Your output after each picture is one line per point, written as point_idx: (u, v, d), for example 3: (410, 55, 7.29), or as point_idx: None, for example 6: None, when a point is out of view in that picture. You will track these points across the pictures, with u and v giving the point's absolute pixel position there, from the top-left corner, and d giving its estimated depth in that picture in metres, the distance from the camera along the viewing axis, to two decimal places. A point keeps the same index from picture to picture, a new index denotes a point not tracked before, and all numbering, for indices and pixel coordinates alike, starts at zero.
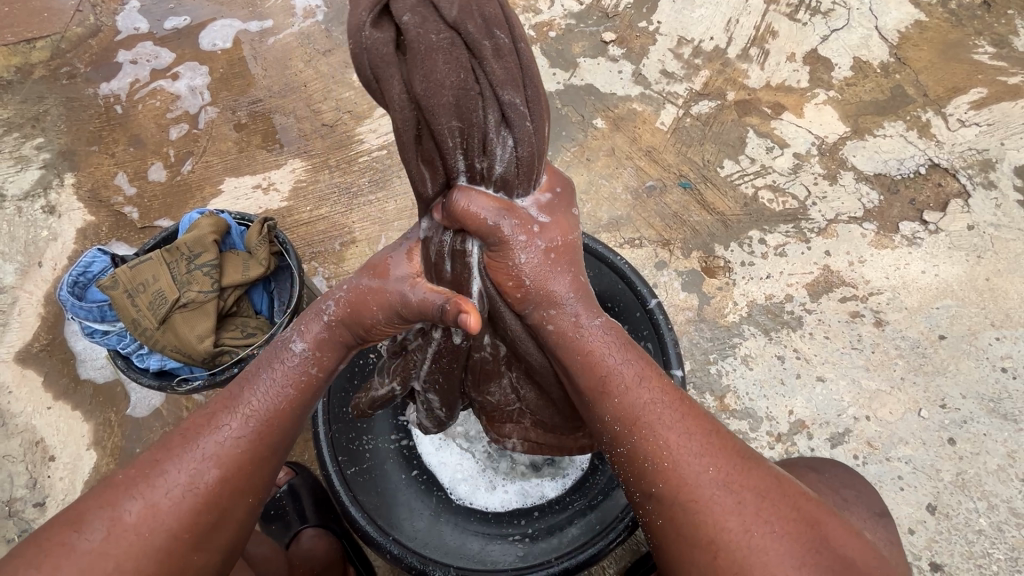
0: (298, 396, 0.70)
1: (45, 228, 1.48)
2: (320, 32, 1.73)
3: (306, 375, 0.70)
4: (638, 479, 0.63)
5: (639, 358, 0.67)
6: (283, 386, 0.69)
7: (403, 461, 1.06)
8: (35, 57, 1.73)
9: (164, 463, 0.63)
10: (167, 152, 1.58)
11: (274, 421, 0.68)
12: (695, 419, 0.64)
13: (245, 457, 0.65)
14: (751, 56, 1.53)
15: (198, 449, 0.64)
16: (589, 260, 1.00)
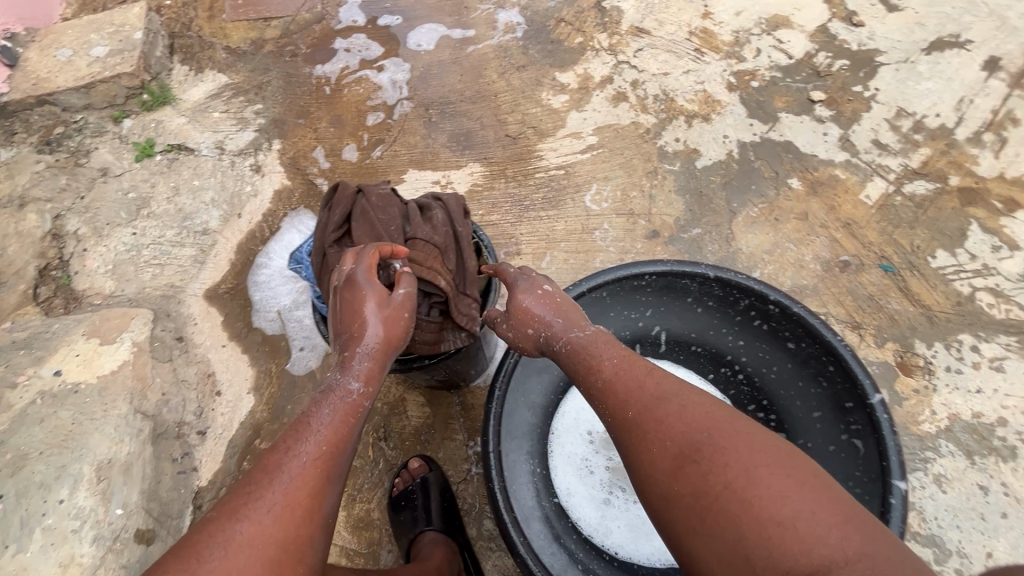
0: (351, 415, 0.74)
1: (249, 185, 1.63)
2: (518, 47, 1.81)
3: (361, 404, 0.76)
4: (662, 481, 0.67)
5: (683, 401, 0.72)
6: (341, 413, 0.74)
7: (545, 489, 1.08)
8: (268, 33, 1.95)
9: (262, 490, 0.65)
10: (362, 136, 1.70)
11: (341, 438, 0.72)
12: (758, 442, 0.65)
13: (322, 474, 0.68)
14: (985, 142, 1.38)
15: (286, 470, 0.66)
16: (796, 330, 0.97)
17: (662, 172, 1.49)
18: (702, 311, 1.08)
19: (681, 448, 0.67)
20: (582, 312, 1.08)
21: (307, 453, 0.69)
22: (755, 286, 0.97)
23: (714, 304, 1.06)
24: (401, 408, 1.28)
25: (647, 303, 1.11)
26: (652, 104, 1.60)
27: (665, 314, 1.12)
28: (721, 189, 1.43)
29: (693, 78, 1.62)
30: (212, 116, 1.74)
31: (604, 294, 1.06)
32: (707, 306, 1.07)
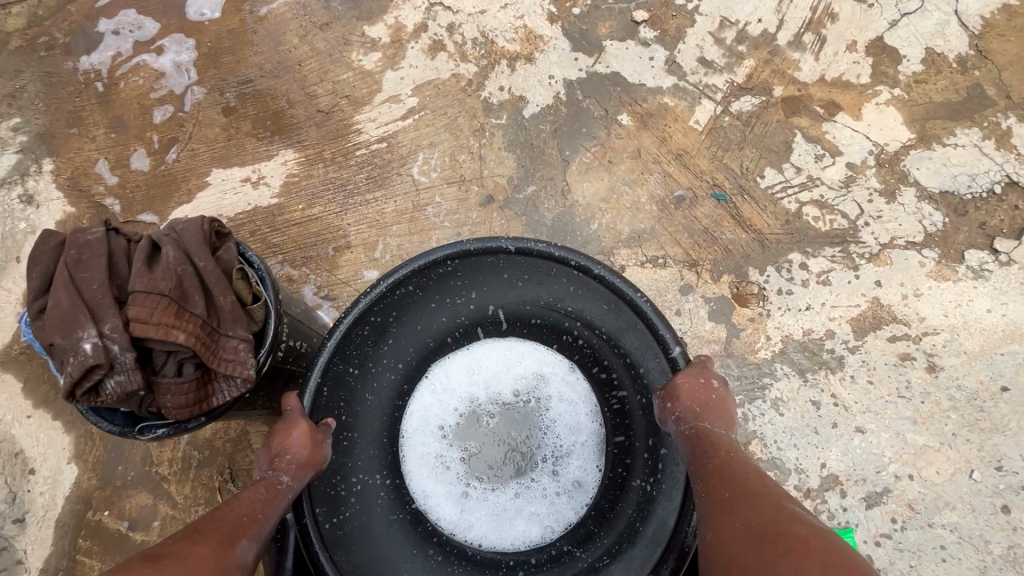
0: (268, 491, 0.80)
1: (22, 220, 1.37)
2: (317, 2, 1.57)
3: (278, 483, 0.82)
4: (731, 551, 0.64)
5: (755, 496, 0.69)
6: (258, 490, 0.80)
7: (393, 502, 1.01)
8: (11, 25, 1.60)
9: (183, 531, 0.69)
10: (150, 138, 1.45)
11: (256, 502, 0.78)
12: (808, 537, 0.61)
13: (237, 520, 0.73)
14: (805, 44, 1.33)
15: (204, 519, 0.72)
16: (604, 292, 0.96)
17: (490, 128, 1.36)
18: (523, 284, 1.03)
19: (750, 530, 0.64)
20: (395, 310, 0.99)
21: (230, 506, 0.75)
22: (556, 253, 0.93)
23: (530, 275, 1.01)
24: (246, 441, 1.21)
25: (467, 287, 1.03)
26: (471, 50, 1.44)
27: (489, 294, 1.05)
28: (552, 138, 1.33)
29: (511, 13, 1.45)
30: None
31: (412, 286, 0.98)
32: (527, 279, 1.02)
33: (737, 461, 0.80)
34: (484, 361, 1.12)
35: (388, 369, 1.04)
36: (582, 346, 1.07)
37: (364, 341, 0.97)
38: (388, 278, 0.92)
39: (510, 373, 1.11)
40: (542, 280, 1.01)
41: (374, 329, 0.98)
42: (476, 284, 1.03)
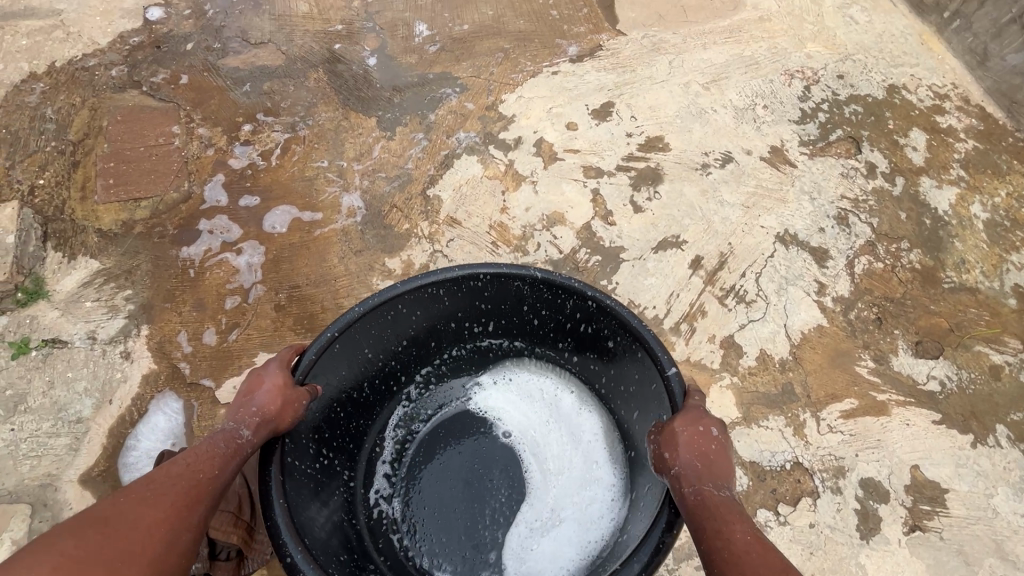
0: (225, 450, 1.25)
1: (119, 371, 1.93)
2: (357, 232, 2.21)
3: (239, 437, 1.27)
4: (707, 538, 1.12)
5: (718, 507, 1.17)
6: (221, 442, 1.26)
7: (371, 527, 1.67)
8: (137, 214, 2.23)
9: (161, 476, 1.15)
10: (220, 320, 2.04)
11: (217, 458, 1.23)
12: (751, 538, 1.10)
13: (199, 471, 1.19)
14: (681, 331, 1.93)
15: (180, 466, 1.18)
16: (612, 325, 1.58)
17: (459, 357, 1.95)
18: (530, 307, 1.74)
19: (714, 528, 1.13)
20: (416, 307, 1.67)
21: (197, 459, 1.21)
22: (580, 284, 1.55)
23: (538, 301, 1.70)
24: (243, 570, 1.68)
25: (494, 298, 1.73)
26: None
27: (506, 308, 1.76)
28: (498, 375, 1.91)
29: None
30: (84, 305, 2.01)
31: (439, 292, 1.65)
32: (539, 307, 1.72)
33: (711, 475, 1.26)
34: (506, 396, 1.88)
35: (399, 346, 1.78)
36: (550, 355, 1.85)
37: (382, 322, 1.64)
38: (433, 280, 1.58)
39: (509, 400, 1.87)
40: (553, 310, 1.70)
41: (395, 314, 1.64)
42: (500, 298, 1.73)
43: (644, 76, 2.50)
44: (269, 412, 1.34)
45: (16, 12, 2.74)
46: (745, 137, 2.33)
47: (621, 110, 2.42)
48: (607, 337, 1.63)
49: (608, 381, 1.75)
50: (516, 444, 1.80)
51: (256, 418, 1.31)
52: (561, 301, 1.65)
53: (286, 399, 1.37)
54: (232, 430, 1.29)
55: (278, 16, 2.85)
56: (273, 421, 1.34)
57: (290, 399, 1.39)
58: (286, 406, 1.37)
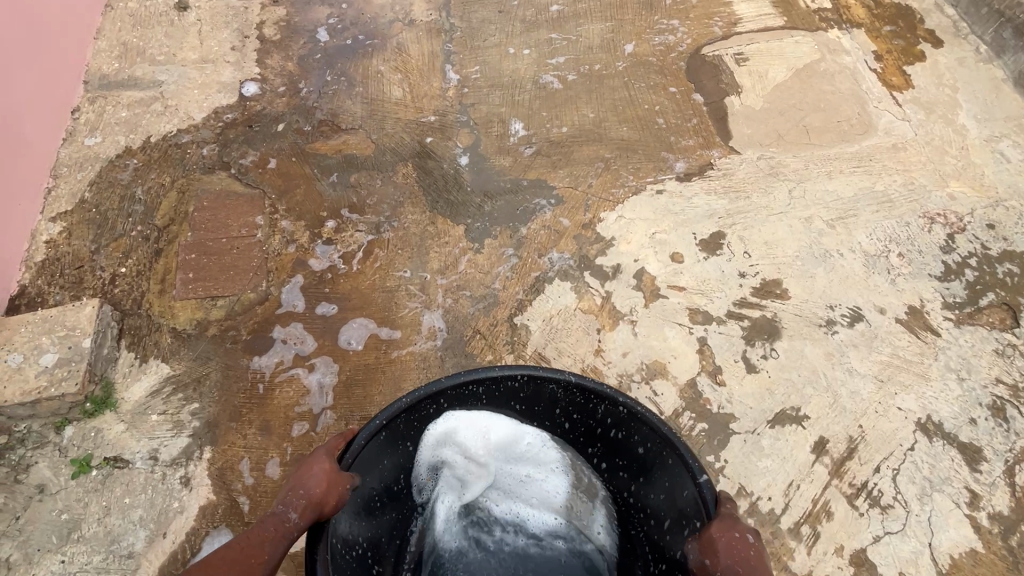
0: (272, 536, 1.10)
1: (176, 500, 1.80)
2: (436, 359, 2.04)
3: (288, 521, 1.11)
4: None
5: None
6: (271, 529, 1.11)
7: None
8: (213, 314, 2.15)
9: (205, 573, 1.03)
10: (285, 448, 1.90)
11: (263, 549, 1.09)
12: None
13: (246, 568, 1.06)
14: (802, 534, 1.66)
15: (223, 559, 1.05)
16: (640, 428, 1.39)
17: None
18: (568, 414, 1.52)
19: None
20: (456, 403, 1.47)
21: (244, 548, 1.08)
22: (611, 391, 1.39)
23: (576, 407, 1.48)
24: None
25: (527, 401, 1.52)
26: None
27: (537, 414, 1.54)
28: None
29: None
30: (150, 418, 1.91)
31: (479, 390, 1.45)
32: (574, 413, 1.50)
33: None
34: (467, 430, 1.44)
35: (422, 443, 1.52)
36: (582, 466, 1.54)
37: (419, 417, 1.43)
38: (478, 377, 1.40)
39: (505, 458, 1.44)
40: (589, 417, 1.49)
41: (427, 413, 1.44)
42: (534, 401, 1.51)
43: (759, 205, 2.27)
44: (319, 493, 1.16)
45: (121, 82, 2.78)
46: (877, 290, 2.05)
47: (733, 243, 2.19)
48: (643, 452, 1.41)
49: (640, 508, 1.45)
50: (539, 546, 1.40)
51: (302, 502, 1.14)
52: (594, 407, 1.45)
53: (329, 482, 1.18)
54: (280, 513, 1.13)
55: (371, 101, 2.78)
56: (320, 506, 1.15)
57: (340, 480, 1.20)
58: (332, 486, 1.18)
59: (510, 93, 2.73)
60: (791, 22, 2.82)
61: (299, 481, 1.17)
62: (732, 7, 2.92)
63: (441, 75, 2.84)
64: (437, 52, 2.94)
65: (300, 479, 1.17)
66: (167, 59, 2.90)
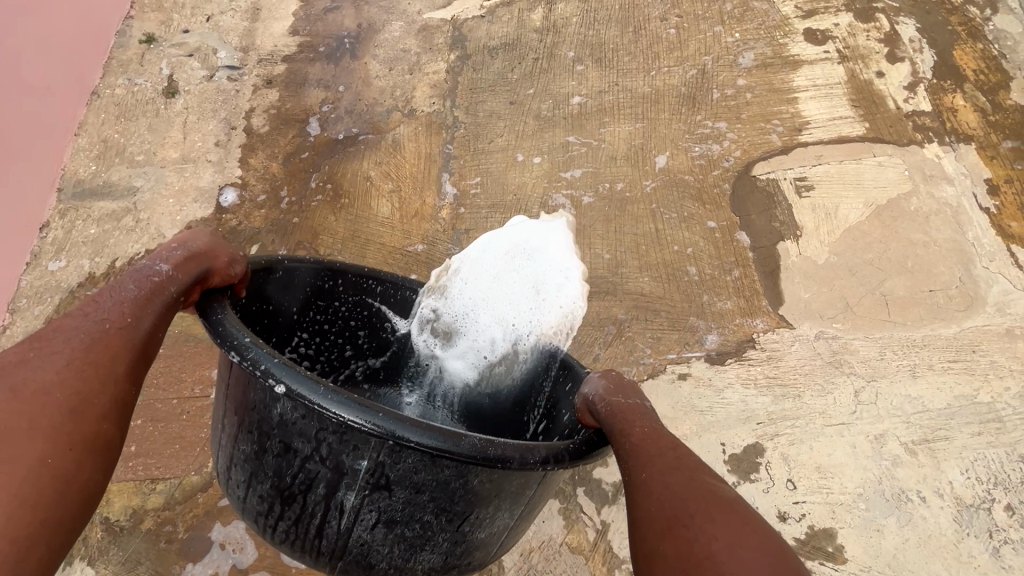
0: (130, 343, 1.01)
1: None
2: None
3: (154, 294, 1.05)
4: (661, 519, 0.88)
5: (667, 485, 0.91)
6: (128, 309, 1.03)
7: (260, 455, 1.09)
8: (150, 500, 1.89)
9: (39, 369, 0.93)
10: None
11: (119, 347, 1.00)
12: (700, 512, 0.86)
13: (93, 369, 0.96)
14: None
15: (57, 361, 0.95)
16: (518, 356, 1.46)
17: None
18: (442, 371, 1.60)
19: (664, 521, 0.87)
20: (351, 293, 1.49)
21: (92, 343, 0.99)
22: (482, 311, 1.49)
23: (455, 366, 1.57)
24: None
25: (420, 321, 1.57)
26: None
27: (423, 332, 1.57)
28: None
29: None
30: None
31: (377, 288, 1.51)
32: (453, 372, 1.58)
33: (636, 435, 0.98)
34: (478, 260, 1.63)
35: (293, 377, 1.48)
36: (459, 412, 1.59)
37: (315, 296, 1.45)
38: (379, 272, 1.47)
39: (555, 265, 1.53)
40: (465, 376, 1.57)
41: (322, 290, 1.45)
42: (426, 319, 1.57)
43: (813, 409, 1.75)
44: (201, 246, 1.12)
45: (95, 190, 2.56)
46: (972, 566, 1.52)
47: (773, 465, 1.69)
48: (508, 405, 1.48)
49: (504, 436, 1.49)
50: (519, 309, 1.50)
51: (177, 254, 1.09)
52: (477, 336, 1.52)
53: (216, 241, 1.15)
54: (148, 266, 1.08)
55: (355, 217, 2.43)
56: (204, 259, 1.12)
57: (227, 246, 1.17)
58: (215, 246, 1.15)
59: (513, 217, 2.30)
60: (874, 133, 2.22)
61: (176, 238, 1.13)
62: (796, 107, 2.35)
63: (436, 187, 2.44)
64: (435, 155, 2.54)
65: (175, 243, 1.12)
66: (146, 159, 2.65)
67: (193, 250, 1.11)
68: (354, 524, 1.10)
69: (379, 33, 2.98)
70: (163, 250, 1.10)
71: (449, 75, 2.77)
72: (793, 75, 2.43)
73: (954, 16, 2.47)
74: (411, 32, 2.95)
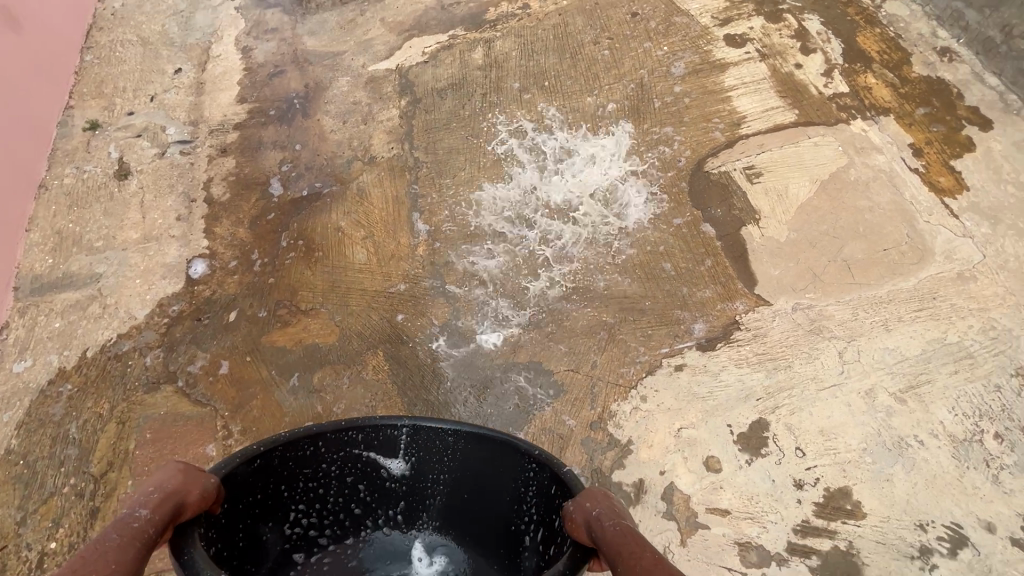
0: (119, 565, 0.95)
1: None
2: None
3: (135, 523, 1.00)
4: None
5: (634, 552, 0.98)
6: (112, 540, 0.98)
7: None
8: None
9: None
10: None
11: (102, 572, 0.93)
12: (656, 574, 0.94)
13: None
14: None
15: None
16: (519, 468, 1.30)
17: None
18: (462, 494, 1.42)
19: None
20: (332, 451, 1.34)
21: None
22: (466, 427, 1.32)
23: (468, 477, 1.38)
24: None
25: (415, 454, 1.38)
26: None
27: (415, 466, 1.40)
28: None
29: None
30: None
31: (358, 437, 1.34)
32: (471, 492, 1.39)
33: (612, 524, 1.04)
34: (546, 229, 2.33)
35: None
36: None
37: (296, 458, 1.31)
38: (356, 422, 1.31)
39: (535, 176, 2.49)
40: (488, 497, 1.39)
41: (304, 457, 1.32)
42: (418, 454, 1.38)
43: (805, 378, 1.83)
44: (181, 485, 1.07)
45: (55, 284, 2.48)
46: (978, 496, 1.61)
47: (779, 437, 1.76)
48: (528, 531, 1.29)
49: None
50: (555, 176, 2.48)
51: (156, 491, 1.05)
52: (471, 452, 1.35)
53: (187, 477, 1.09)
54: (125, 513, 1.02)
55: (333, 268, 2.43)
56: (178, 498, 1.06)
57: (202, 475, 1.12)
58: (192, 479, 1.10)
59: (489, 243, 2.35)
60: (804, 118, 2.42)
61: (152, 483, 1.08)
62: (731, 105, 2.54)
63: (409, 226, 2.49)
64: (403, 197, 2.59)
65: (151, 485, 1.07)
66: (106, 244, 2.59)
67: (172, 487, 1.06)
68: None
69: (328, 90, 3.05)
70: (139, 498, 1.05)
71: (403, 120, 2.86)
72: (723, 77, 2.64)
73: (851, 7, 2.74)
74: (359, 85, 3.04)
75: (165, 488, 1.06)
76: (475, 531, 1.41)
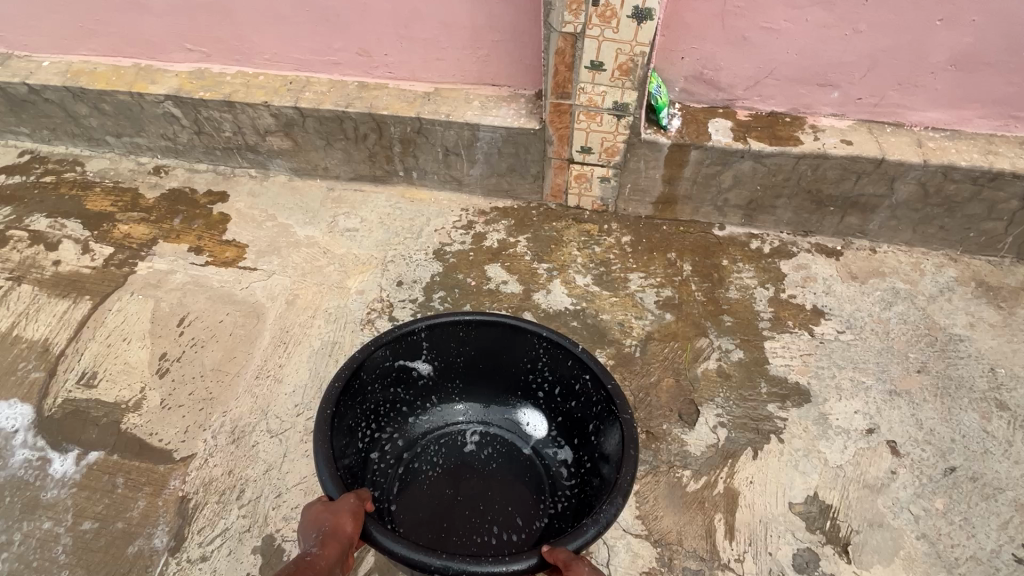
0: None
1: None
2: None
3: (309, 556, 1.30)
4: None
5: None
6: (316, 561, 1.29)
7: (413, 476, 2.02)
8: None
9: None
10: None
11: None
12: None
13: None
14: None
15: None
16: (527, 339, 1.99)
17: None
18: (473, 365, 2.15)
19: None
20: (370, 376, 1.92)
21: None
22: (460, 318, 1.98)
23: (479, 355, 2.10)
24: None
25: (434, 354, 2.07)
26: None
27: (433, 359, 2.08)
28: None
29: None
30: None
31: (390, 356, 1.96)
32: (479, 361, 2.12)
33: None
34: None
35: (399, 438, 2.10)
36: (521, 418, 2.19)
37: (349, 396, 1.85)
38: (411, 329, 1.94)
39: None
40: (493, 359, 2.12)
41: (354, 390, 1.86)
42: (438, 350, 2.06)
43: (264, 472, 1.97)
44: (353, 509, 1.44)
45: None
46: None
47: (286, 528, 1.86)
48: (525, 362, 2.07)
49: (554, 398, 2.10)
50: None
51: (324, 523, 1.39)
52: (456, 337, 2.03)
53: (345, 513, 1.42)
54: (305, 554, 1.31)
55: None
56: (344, 536, 1.38)
57: (350, 500, 1.46)
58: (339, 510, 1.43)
59: None
60: (96, 296, 2.42)
61: (309, 529, 1.39)
62: (23, 340, 2.32)
63: None
64: None
65: (323, 516, 1.41)
66: None
67: (338, 523, 1.40)
68: (478, 455, 2.08)
69: None
70: (319, 538, 1.36)
71: None
72: None
73: (62, 188, 2.82)
74: None
75: (328, 527, 1.39)
76: (491, 395, 2.20)
